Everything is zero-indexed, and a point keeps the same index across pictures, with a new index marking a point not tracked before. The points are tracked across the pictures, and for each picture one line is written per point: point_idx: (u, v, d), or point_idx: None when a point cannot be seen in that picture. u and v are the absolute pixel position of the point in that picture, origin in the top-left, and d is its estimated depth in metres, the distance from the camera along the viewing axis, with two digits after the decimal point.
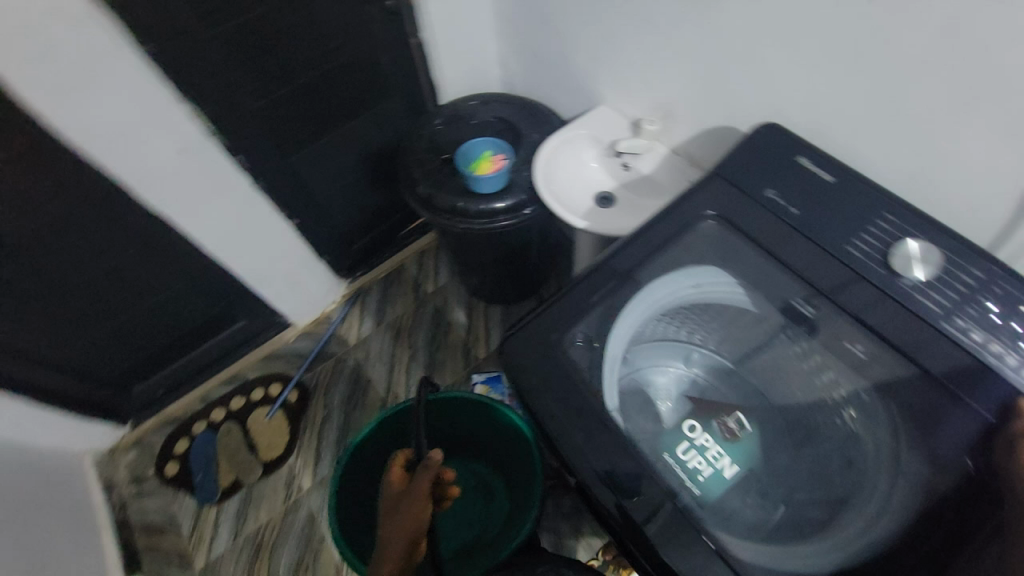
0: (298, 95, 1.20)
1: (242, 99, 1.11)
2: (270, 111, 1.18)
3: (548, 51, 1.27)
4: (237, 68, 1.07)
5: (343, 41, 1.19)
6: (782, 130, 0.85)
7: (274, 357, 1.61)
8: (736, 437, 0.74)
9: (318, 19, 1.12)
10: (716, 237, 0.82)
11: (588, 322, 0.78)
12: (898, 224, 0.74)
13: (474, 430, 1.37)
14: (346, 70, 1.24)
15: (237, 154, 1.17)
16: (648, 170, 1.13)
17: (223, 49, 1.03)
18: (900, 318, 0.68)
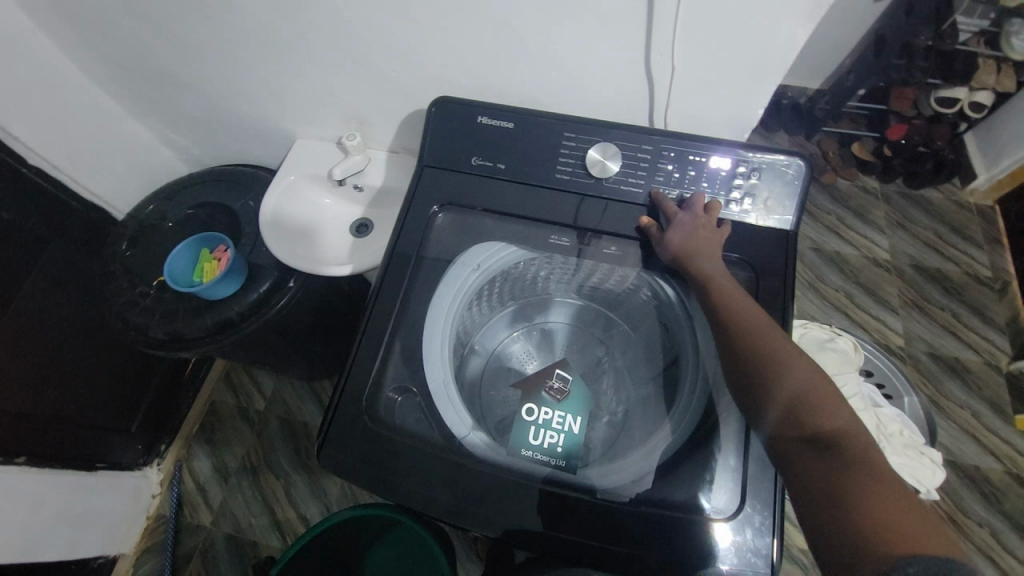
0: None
1: None
2: None
3: (199, 100, 0.93)
4: None
5: None
6: (452, 101, 0.69)
7: None
8: (567, 393, 0.66)
9: None
10: (452, 228, 0.67)
11: (394, 370, 0.61)
12: (580, 135, 0.65)
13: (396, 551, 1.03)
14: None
15: None
16: (381, 181, 0.91)
17: None
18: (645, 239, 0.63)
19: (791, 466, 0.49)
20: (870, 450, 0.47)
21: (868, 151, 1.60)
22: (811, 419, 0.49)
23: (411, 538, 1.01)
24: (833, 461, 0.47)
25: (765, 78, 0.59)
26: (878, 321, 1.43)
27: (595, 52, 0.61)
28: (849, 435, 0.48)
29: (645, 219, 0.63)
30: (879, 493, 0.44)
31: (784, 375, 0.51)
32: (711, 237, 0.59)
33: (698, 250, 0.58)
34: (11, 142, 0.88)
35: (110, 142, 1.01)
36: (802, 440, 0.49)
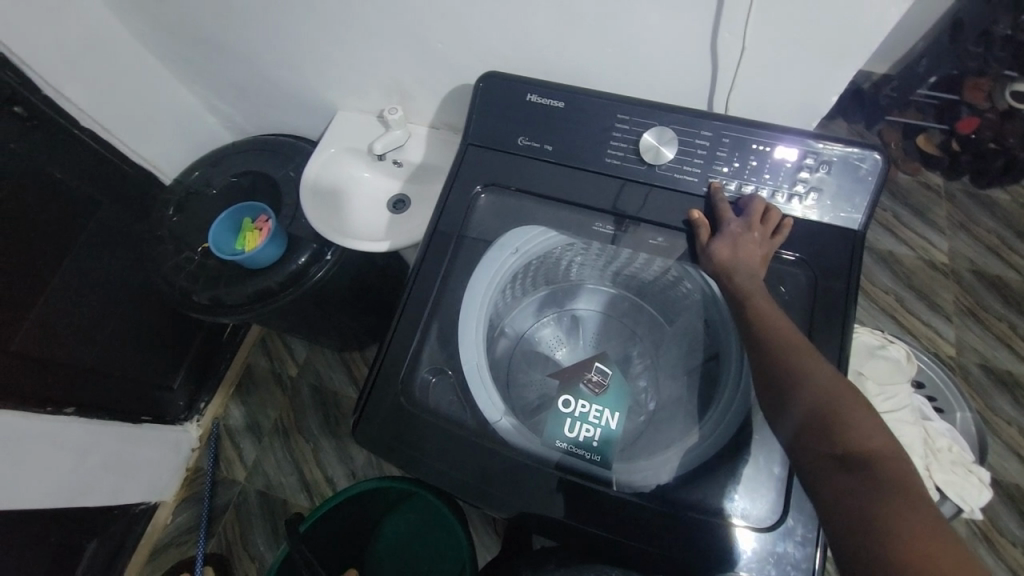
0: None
1: None
2: None
3: (244, 67, 0.93)
4: None
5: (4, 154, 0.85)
6: (501, 77, 0.66)
7: (161, 554, 1.24)
8: (605, 387, 0.64)
9: None
10: (494, 210, 0.66)
11: (431, 352, 0.61)
12: (634, 118, 0.62)
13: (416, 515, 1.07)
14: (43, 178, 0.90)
15: None
16: (420, 157, 0.90)
17: None
18: (693, 236, 0.60)
19: (819, 482, 0.46)
20: (908, 474, 0.44)
21: (933, 144, 1.49)
22: (844, 438, 0.46)
23: (422, 508, 1.06)
24: (869, 481, 0.43)
25: (843, 63, 0.54)
26: (927, 328, 1.35)
27: (655, 29, 0.57)
28: (887, 459, 0.44)
29: (698, 214, 0.59)
30: (915, 520, 0.40)
31: (811, 387, 0.49)
32: (761, 242, 0.56)
33: (744, 253, 0.55)
34: (65, 103, 0.90)
35: (159, 106, 1.03)
36: (835, 458, 0.46)
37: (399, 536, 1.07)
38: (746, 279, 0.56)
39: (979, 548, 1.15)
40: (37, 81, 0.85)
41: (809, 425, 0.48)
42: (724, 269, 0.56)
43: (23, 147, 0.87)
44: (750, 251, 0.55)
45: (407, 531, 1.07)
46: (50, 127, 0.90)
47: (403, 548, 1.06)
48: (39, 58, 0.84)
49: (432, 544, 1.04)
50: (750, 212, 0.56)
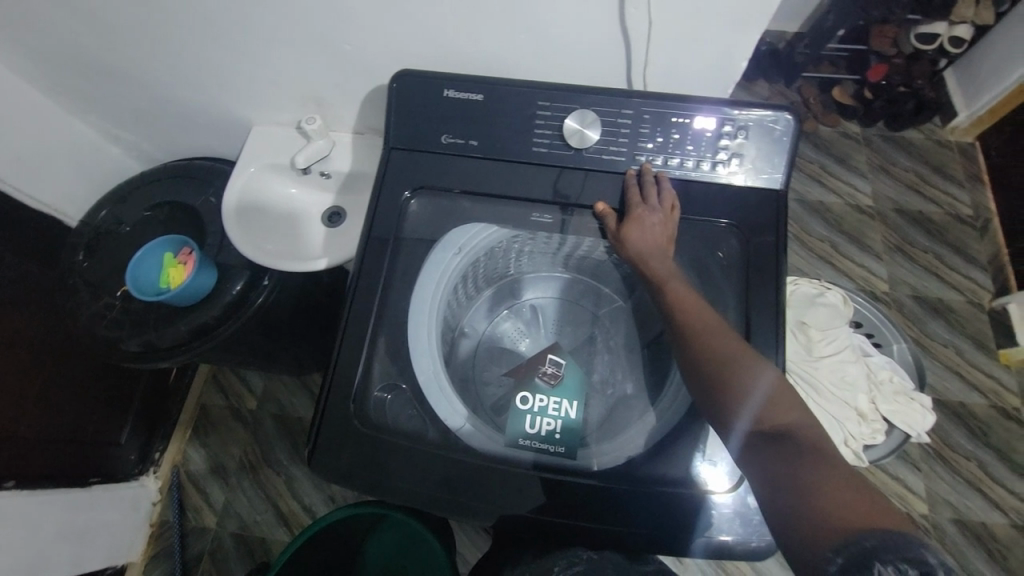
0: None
1: None
2: None
3: (142, 91, 0.85)
4: None
5: None
6: (415, 74, 0.64)
7: None
8: (561, 378, 0.64)
9: None
10: (427, 215, 0.64)
11: (382, 368, 0.59)
12: (555, 103, 0.61)
13: (398, 534, 1.04)
14: None
15: None
16: (348, 166, 0.86)
17: None
18: (602, 225, 0.61)
19: (755, 462, 0.48)
20: (822, 436, 0.48)
21: (848, 95, 1.59)
22: (766, 416, 0.49)
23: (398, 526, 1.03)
24: (793, 454, 0.47)
25: (746, 29, 0.55)
26: (862, 268, 1.44)
27: (562, 12, 0.57)
28: (805, 429, 0.48)
29: (602, 206, 0.60)
30: (839, 480, 0.44)
31: (736, 369, 0.51)
32: (659, 218, 0.57)
33: (650, 234, 0.57)
34: None
35: (51, 144, 0.93)
36: (765, 435, 0.48)
37: (383, 554, 1.05)
38: (660, 263, 0.57)
39: (931, 464, 1.24)
40: None
41: (730, 404, 0.50)
42: (638, 250, 0.57)
43: None
44: (642, 237, 0.57)
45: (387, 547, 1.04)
46: None
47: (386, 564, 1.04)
48: None
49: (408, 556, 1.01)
50: (638, 193, 0.58)
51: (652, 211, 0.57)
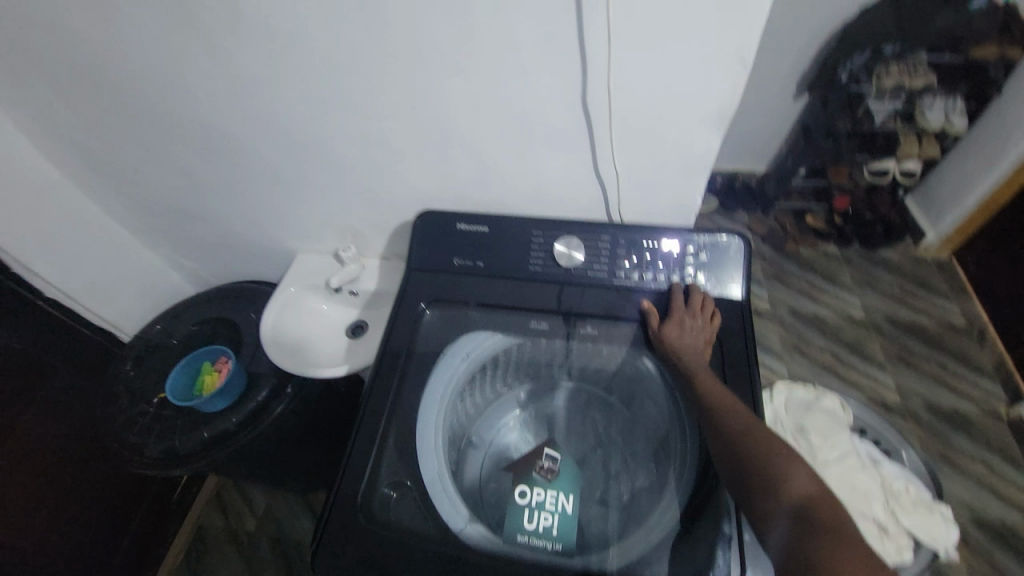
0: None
1: None
2: None
3: (212, 229, 1.03)
4: None
5: None
6: (433, 212, 0.79)
7: None
8: (555, 473, 0.66)
9: None
10: (439, 324, 0.74)
11: (390, 466, 0.63)
12: (547, 232, 0.74)
13: None
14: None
15: None
16: (374, 284, 0.99)
17: None
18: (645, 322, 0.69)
19: (771, 533, 0.50)
20: (834, 512, 0.50)
21: (821, 221, 1.78)
22: (781, 489, 0.52)
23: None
24: (809, 528, 0.48)
25: (694, 176, 0.71)
26: (868, 378, 1.44)
27: (550, 167, 0.73)
28: (817, 502, 0.51)
29: (648, 303, 0.68)
30: (850, 556, 0.46)
31: (751, 443, 0.55)
32: (701, 323, 0.65)
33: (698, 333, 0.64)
34: (34, 278, 0.95)
35: (125, 274, 1.09)
36: (778, 510, 0.51)
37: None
38: (694, 358, 0.63)
39: None
40: (7, 259, 0.90)
41: (751, 478, 0.53)
42: (677, 345, 0.64)
43: None
44: (670, 333, 0.64)
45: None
46: (9, 300, 0.93)
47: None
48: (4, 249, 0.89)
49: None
50: (676, 297, 0.67)
51: (689, 313, 0.65)
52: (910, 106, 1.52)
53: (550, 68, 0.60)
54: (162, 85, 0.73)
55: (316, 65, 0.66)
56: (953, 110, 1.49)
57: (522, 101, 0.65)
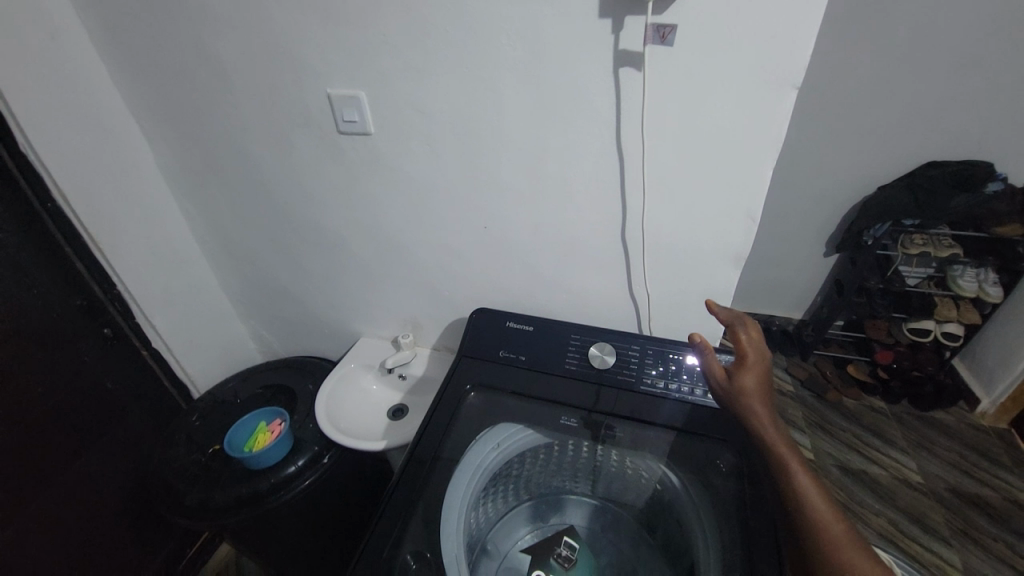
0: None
1: None
2: None
3: (295, 307, 1.21)
4: None
5: (73, 370, 0.99)
6: (489, 311, 0.92)
7: None
8: (573, 562, 0.73)
9: (63, 355, 0.97)
10: (480, 405, 0.81)
11: (414, 535, 0.65)
12: (584, 336, 0.84)
13: None
14: (91, 389, 1.03)
15: None
16: (421, 370, 1.10)
17: None
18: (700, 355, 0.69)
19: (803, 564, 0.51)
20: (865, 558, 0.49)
21: (864, 371, 1.78)
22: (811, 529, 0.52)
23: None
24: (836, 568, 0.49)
25: (718, 302, 0.82)
26: (934, 555, 1.28)
27: (592, 282, 0.87)
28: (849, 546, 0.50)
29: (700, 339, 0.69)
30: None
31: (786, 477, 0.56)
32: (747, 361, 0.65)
33: (760, 376, 0.64)
34: (148, 329, 1.10)
35: (216, 337, 1.25)
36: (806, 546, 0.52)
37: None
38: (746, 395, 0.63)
39: None
40: (135, 310, 1.06)
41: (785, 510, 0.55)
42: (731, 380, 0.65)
43: (93, 359, 1.03)
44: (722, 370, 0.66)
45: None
46: (120, 343, 1.07)
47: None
48: (129, 303, 1.05)
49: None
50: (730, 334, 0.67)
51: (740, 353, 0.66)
52: (942, 271, 1.62)
53: (599, 206, 0.76)
54: (304, 195, 0.95)
55: (419, 190, 0.86)
56: (987, 278, 1.55)
57: (574, 228, 0.81)
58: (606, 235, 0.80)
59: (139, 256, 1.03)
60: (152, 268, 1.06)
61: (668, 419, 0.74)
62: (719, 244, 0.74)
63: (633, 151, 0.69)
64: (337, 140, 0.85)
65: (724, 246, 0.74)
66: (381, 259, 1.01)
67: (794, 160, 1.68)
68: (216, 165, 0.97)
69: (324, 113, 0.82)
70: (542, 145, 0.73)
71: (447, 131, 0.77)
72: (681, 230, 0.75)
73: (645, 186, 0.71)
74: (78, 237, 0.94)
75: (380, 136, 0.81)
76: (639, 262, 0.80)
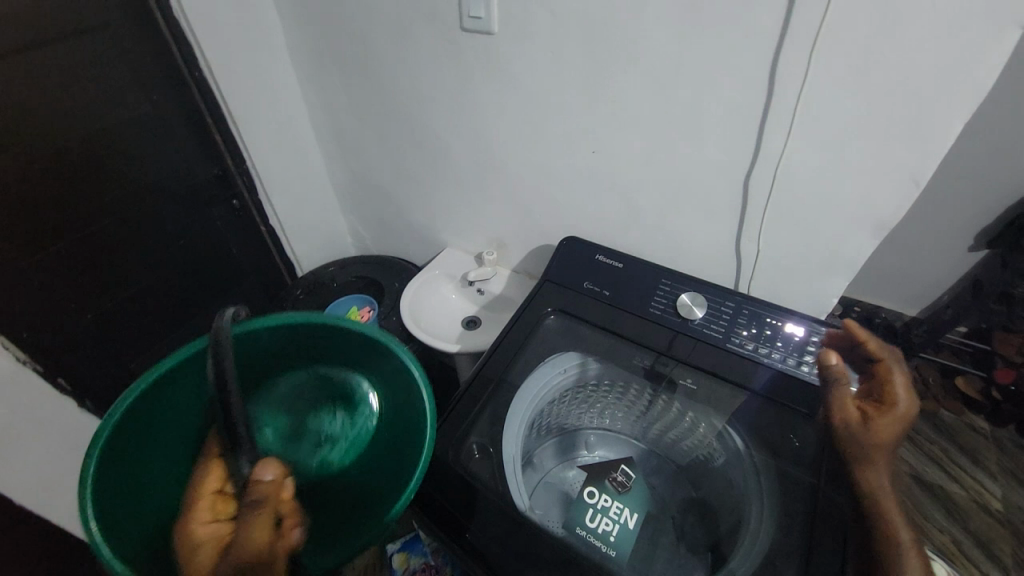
0: (144, 290, 1.03)
1: (76, 313, 0.93)
2: (144, 308, 1.05)
3: (391, 209, 1.27)
4: (72, 288, 0.91)
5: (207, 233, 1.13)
6: (578, 241, 0.90)
7: None
8: (626, 488, 0.74)
9: (200, 218, 1.11)
10: (557, 330, 0.83)
11: (482, 429, 0.72)
12: (674, 283, 0.81)
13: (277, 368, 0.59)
14: (219, 252, 1.18)
15: (58, 376, 0.92)
16: (500, 288, 1.13)
17: (71, 275, 0.90)
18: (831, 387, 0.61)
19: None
20: None
21: (974, 388, 1.55)
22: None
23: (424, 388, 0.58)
24: None
25: (839, 272, 0.74)
26: None
27: (696, 230, 0.82)
28: None
29: (838, 365, 0.61)
30: None
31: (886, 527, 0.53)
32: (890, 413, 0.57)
33: (899, 425, 0.56)
34: (267, 207, 1.22)
35: (319, 226, 1.37)
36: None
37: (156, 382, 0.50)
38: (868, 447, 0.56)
39: None
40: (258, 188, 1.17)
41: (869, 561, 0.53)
42: (861, 424, 0.58)
43: (223, 226, 1.17)
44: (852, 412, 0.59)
45: (288, 332, 0.59)
46: (243, 216, 1.20)
47: (121, 467, 0.47)
48: (252, 180, 1.16)
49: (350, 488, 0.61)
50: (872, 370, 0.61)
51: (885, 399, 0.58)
52: None
53: (728, 144, 0.69)
54: (416, 96, 0.96)
55: (532, 103, 0.82)
56: None
57: (693, 168, 0.75)
58: (723, 179, 0.73)
59: (265, 138, 1.12)
60: (273, 151, 1.15)
61: (751, 381, 0.71)
62: (862, 209, 0.65)
63: (787, 81, 0.60)
64: (457, 41, 0.82)
65: (867, 211, 0.65)
66: (479, 174, 1.01)
67: (968, 130, 1.38)
68: (339, 55, 0.99)
69: (449, 8, 0.79)
70: (678, 65, 0.66)
71: (575, 39, 0.71)
72: (818, 185, 0.66)
73: (790, 129, 0.63)
74: (218, 112, 1.04)
75: (503, 39, 0.78)
76: (758, 215, 0.74)
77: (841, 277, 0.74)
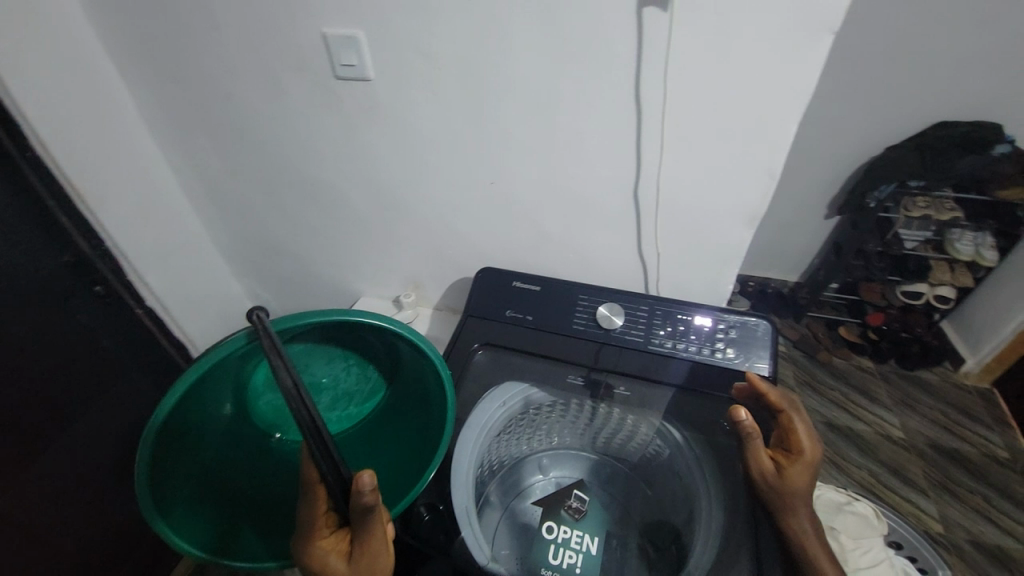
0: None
1: None
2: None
3: (291, 266, 1.18)
4: None
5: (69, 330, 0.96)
6: (493, 271, 0.90)
7: None
8: (583, 513, 0.74)
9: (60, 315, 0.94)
10: (487, 364, 0.81)
11: (429, 489, 0.67)
12: (591, 296, 0.83)
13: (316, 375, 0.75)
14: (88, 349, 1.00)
15: None
16: (425, 329, 1.07)
17: None
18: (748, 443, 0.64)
19: None
20: None
21: (854, 334, 1.80)
22: None
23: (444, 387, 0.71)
24: None
25: (728, 260, 0.81)
26: (910, 503, 1.37)
27: (601, 241, 0.85)
28: None
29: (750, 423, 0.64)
30: None
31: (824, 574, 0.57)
32: (799, 460, 0.63)
33: (807, 470, 0.62)
34: (142, 288, 1.06)
35: (210, 297, 1.23)
36: None
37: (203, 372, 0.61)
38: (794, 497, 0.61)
39: None
40: (127, 268, 1.02)
41: None
42: (779, 476, 0.61)
43: (89, 318, 1.00)
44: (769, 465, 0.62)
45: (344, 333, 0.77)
46: (113, 303, 1.03)
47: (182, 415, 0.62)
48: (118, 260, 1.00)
49: (348, 433, 0.80)
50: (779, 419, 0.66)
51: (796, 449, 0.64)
52: (941, 235, 1.61)
53: (614, 160, 0.74)
54: (298, 147, 0.90)
55: (423, 141, 0.81)
56: (984, 244, 1.56)
57: (586, 185, 0.78)
58: (614, 192, 0.77)
59: (127, 212, 0.98)
60: (140, 225, 1.01)
61: (676, 376, 0.75)
62: (736, 203, 0.73)
63: (652, 100, 0.65)
64: (335, 88, 0.79)
65: (739, 204, 0.73)
66: (382, 217, 0.98)
67: (809, 117, 1.60)
68: (205, 112, 0.91)
69: (319, 55, 0.76)
70: (555, 94, 0.69)
71: (455, 77, 0.72)
72: (696, 188, 0.73)
73: (662, 140, 0.69)
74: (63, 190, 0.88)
75: (382, 82, 0.76)
76: (651, 220, 0.79)
77: (731, 265, 0.81)
